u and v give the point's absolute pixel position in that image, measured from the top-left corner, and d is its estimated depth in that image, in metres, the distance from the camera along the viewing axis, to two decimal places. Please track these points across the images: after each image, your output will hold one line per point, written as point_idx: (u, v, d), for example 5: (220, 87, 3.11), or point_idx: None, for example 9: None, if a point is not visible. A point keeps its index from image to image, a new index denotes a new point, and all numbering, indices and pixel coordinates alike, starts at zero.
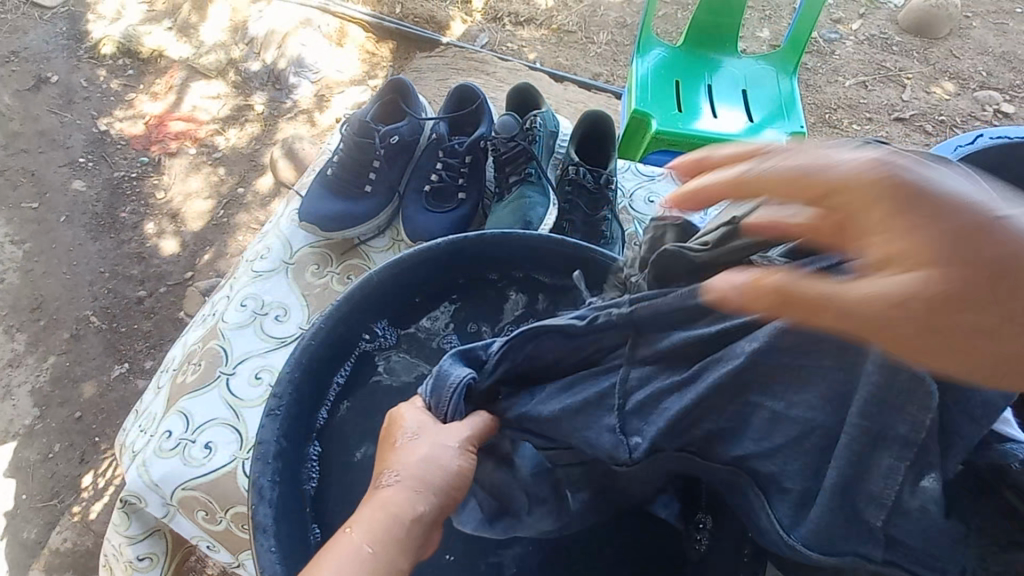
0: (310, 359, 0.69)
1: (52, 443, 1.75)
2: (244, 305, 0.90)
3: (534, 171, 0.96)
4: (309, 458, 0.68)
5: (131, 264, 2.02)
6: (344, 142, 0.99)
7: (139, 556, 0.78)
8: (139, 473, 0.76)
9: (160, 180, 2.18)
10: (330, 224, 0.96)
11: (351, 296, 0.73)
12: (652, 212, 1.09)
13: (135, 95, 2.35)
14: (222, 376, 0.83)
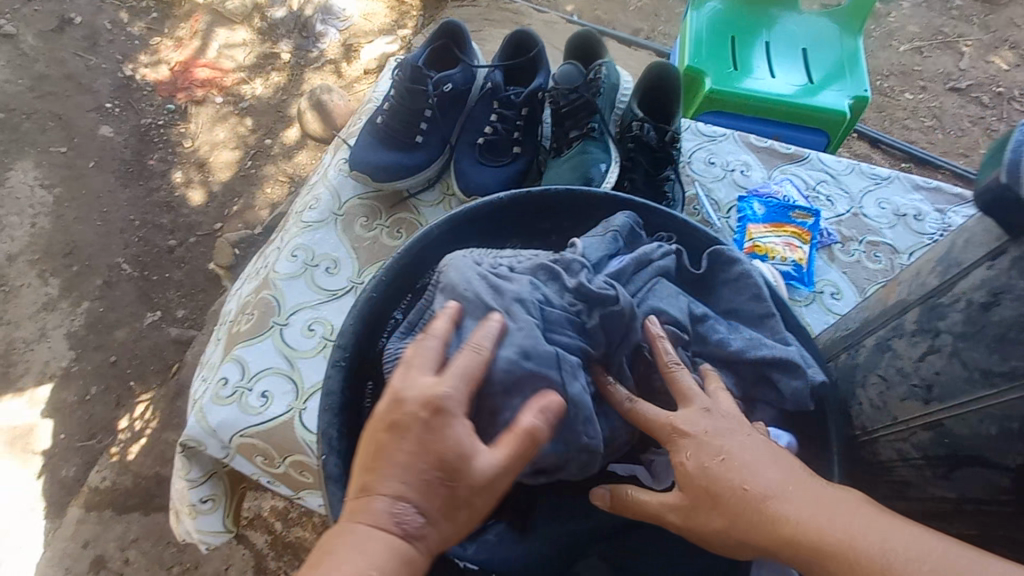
0: (371, 311, 0.67)
1: (89, 386, 1.78)
2: (295, 256, 0.88)
3: (597, 125, 0.90)
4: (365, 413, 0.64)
5: (161, 213, 2.02)
6: (397, 89, 0.94)
7: (199, 499, 0.81)
8: (197, 418, 0.76)
9: (187, 129, 2.15)
10: (382, 175, 0.92)
11: (411, 248, 0.71)
12: (713, 174, 1.02)
13: (159, 40, 2.30)
14: (275, 326, 0.82)
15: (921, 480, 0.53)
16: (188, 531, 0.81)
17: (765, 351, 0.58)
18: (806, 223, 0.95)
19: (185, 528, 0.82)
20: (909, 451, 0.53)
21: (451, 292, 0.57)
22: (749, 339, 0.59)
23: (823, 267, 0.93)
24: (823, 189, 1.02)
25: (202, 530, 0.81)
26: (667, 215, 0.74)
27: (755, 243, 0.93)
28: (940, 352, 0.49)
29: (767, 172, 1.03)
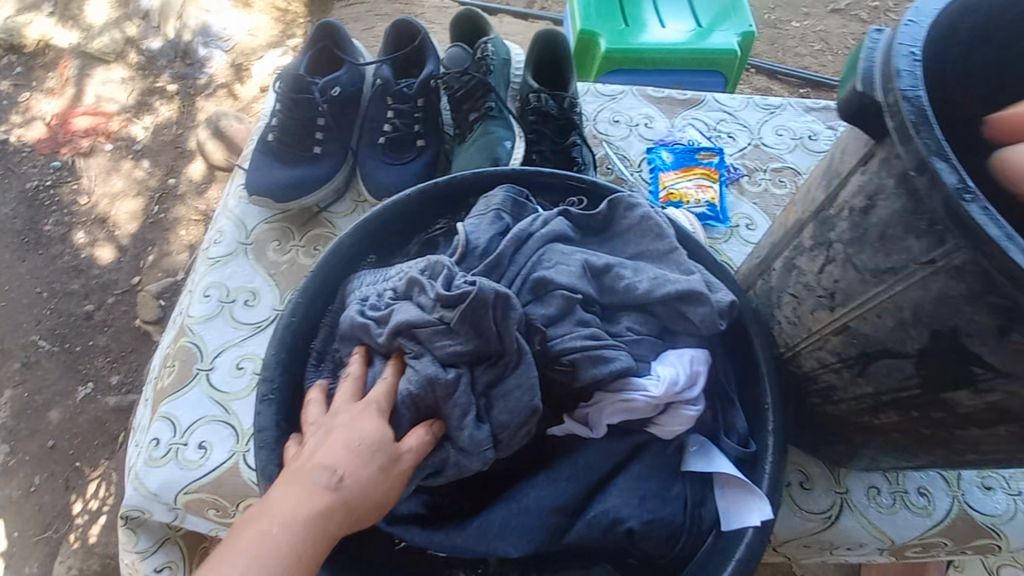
0: (294, 336, 0.65)
1: (31, 476, 1.64)
2: (208, 295, 0.83)
3: (495, 103, 0.88)
4: None
5: (70, 279, 1.87)
6: (282, 102, 0.89)
7: (154, 569, 0.76)
8: (134, 487, 0.72)
9: (80, 184, 1.99)
10: (284, 194, 0.87)
11: (326, 265, 0.69)
12: (619, 132, 1.03)
13: (27, 95, 2.11)
14: (200, 373, 0.78)
15: (844, 379, 0.56)
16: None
17: (673, 284, 0.62)
18: (713, 163, 0.99)
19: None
20: (827, 357, 0.57)
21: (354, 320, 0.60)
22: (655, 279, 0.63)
23: (735, 202, 0.96)
24: (723, 127, 1.05)
25: None
26: (572, 178, 0.75)
27: (669, 191, 0.95)
28: (836, 262, 0.51)
29: (670, 120, 1.05)
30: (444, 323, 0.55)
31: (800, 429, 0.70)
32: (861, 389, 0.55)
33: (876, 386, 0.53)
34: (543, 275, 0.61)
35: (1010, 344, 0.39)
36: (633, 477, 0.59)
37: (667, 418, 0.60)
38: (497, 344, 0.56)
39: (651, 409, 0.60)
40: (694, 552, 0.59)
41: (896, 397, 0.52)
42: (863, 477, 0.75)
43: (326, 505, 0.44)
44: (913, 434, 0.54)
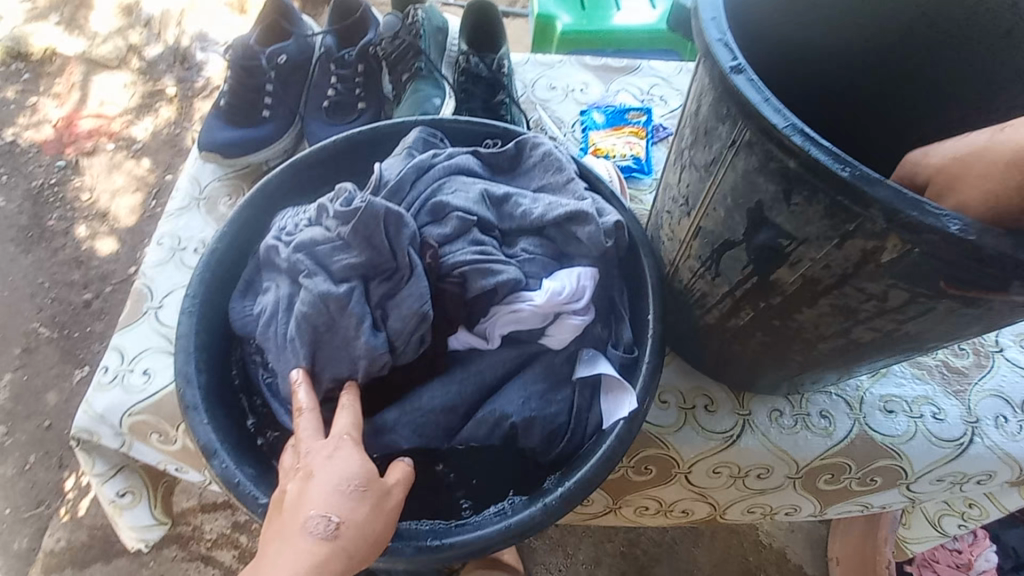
0: (220, 262, 0.71)
1: (27, 455, 1.73)
2: (161, 243, 0.90)
3: (425, 65, 0.96)
4: (230, 359, 0.68)
5: (71, 269, 1.97)
6: (232, 69, 0.97)
7: (117, 492, 0.84)
8: (82, 411, 0.78)
9: (82, 182, 2.10)
10: (233, 151, 0.95)
11: (255, 201, 0.75)
12: (555, 97, 1.09)
13: (36, 99, 2.24)
14: (150, 311, 0.84)
15: (710, 288, 0.61)
16: (125, 532, 0.84)
17: (561, 207, 0.68)
18: (640, 122, 1.04)
19: (124, 533, 0.84)
20: (694, 263, 0.61)
21: (274, 246, 0.68)
22: (546, 205, 0.69)
23: (660, 157, 1.01)
24: (656, 91, 1.10)
25: (134, 526, 0.84)
26: (490, 127, 0.81)
27: (596, 147, 1.01)
28: (686, 167, 0.57)
29: (604, 86, 1.11)
30: (341, 238, 0.62)
31: (696, 353, 0.74)
32: (722, 293, 0.59)
33: (730, 284, 0.57)
34: (441, 199, 0.67)
35: (794, 208, 0.44)
36: (522, 381, 0.64)
37: (555, 328, 0.65)
38: (387, 255, 0.61)
39: (538, 318, 0.64)
40: (579, 449, 0.63)
41: (744, 289, 0.56)
42: (767, 400, 0.78)
43: (329, 545, 0.48)
44: (771, 331, 0.58)
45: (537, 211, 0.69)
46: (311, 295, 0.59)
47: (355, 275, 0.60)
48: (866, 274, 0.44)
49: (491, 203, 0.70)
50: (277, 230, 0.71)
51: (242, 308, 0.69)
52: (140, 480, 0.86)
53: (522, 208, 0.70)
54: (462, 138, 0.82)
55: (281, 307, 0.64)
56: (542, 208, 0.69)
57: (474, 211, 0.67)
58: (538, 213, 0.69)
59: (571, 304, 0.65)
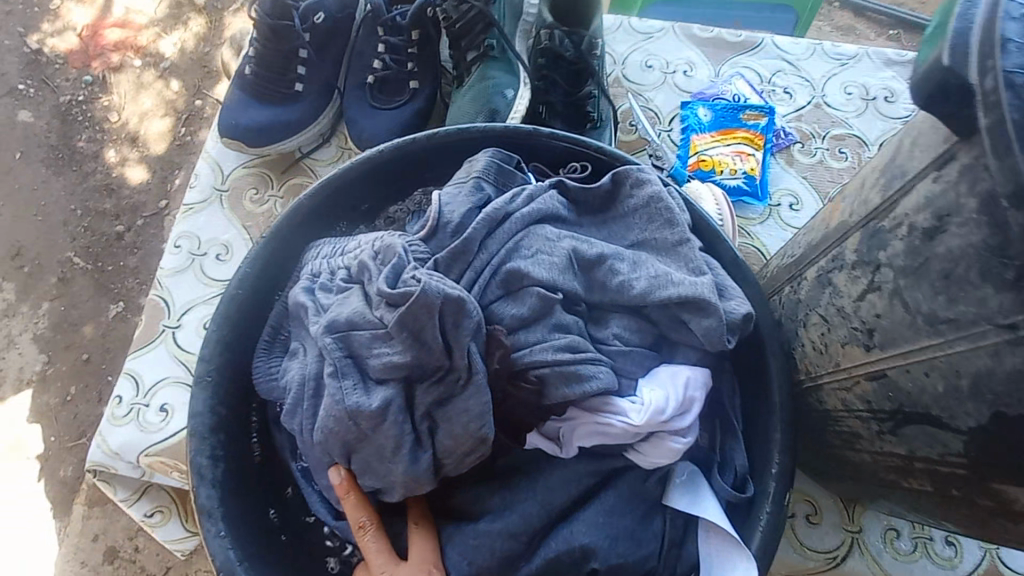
0: (241, 311, 0.58)
1: (67, 387, 1.73)
2: (178, 247, 0.77)
3: (496, 41, 0.75)
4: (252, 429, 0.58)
5: (102, 198, 1.88)
6: (258, 29, 0.78)
7: (145, 513, 0.77)
8: (96, 443, 0.69)
9: (110, 101, 1.96)
10: (258, 138, 0.78)
11: (282, 230, 0.61)
12: (651, 80, 0.87)
13: (59, 2, 2.05)
14: (167, 331, 0.74)
15: (869, 435, 0.46)
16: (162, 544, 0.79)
17: (672, 288, 0.51)
18: (759, 125, 0.82)
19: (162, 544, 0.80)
20: (854, 401, 0.46)
21: (303, 302, 0.55)
22: (651, 280, 0.52)
23: (778, 175, 0.81)
24: (780, 81, 0.87)
25: (167, 541, 0.78)
26: (580, 144, 0.63)
27: (700, 156, 0.80)
28: (880, 291, 0.40)
29: (714, 69, 0.88)
30: (384, 324, 0.49)
31: (810, 462, 0.60)
32: (887, 450, 0.45)
33: (910, 450, 0.42)
34: (514, 266, 0.52)
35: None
36: (603, 508, 0.52)
37: (649, 446, 0.52)
38: (435, 353, 0.48)
39: (631, 435, 0.51)
40: None
41: (932, 466, 0.41)
42: (881, 516, 0.66)
43: None
44: (950, 508, 0.44)
45: (638, 284, 0.53)
46: (335, 399, 0.48)
47: (392, 377, 0.48)
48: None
49: (578, 266, 0.54)
50: (308, 276, 0.57)
51: (265, 370, 0.57)
52: (167, 500, 0.78)
53: (618, 277, 0.53)
54: (542, 153, 0.64)
55: (306, 393, 0.52)
56: (645, 282, 0.53)
57: (556, 285, 0.51)
58: (639, 290, 0.52)
59: (673, 421, 0.51)
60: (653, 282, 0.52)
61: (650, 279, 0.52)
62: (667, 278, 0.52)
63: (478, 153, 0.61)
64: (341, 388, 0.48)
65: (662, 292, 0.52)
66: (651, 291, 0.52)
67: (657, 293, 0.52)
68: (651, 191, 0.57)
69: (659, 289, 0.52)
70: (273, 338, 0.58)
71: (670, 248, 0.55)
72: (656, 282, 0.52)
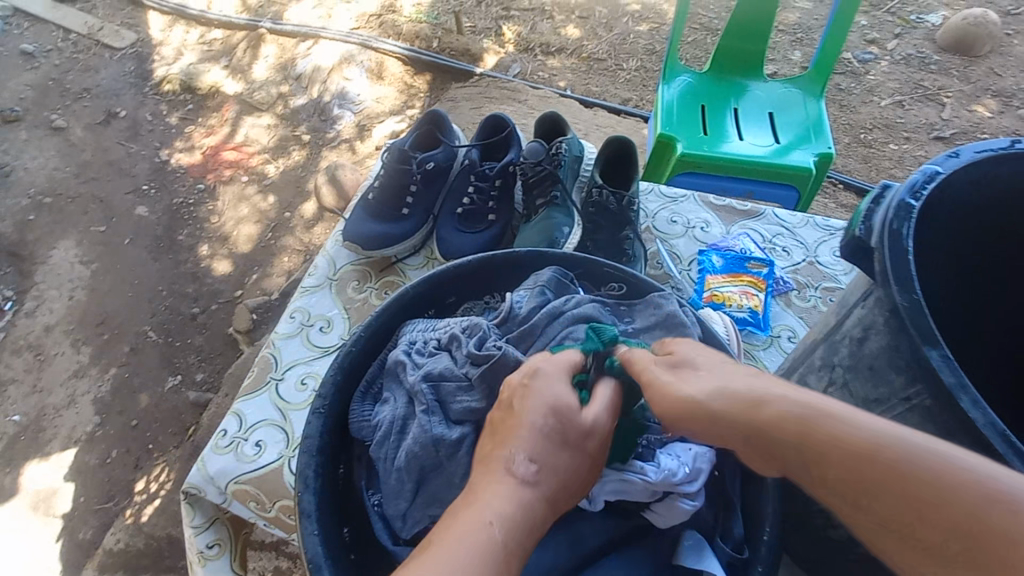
0: (351, 364, 0.76)
1: (110, 449, 1.86)
2: (292, 317, 0.98)
3: (560, 195, 1.01)
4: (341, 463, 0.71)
5: (187, 282, 2.18)
6: (385, 169, 1.07)
7: (206, 544, 0.86)
8: (197, 467, 0.83)
9: (215, 206, 2.35)
10: (371, 244, 1.03)
11: (389, 308, 0.81)
12: (675, 231, 1.11)
13: (193, 128, 2.56)
14: (272, 381, 0.90)
15: None
16: None
17: None
18: (761, 273, 1.03)
19: None
20: None
21: (403, 361, 0.72)
22: None
23: (779, 313, 0.99)
24: (779, 241, 1.10)
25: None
26: (615, 270, 0.84)
27: (713, 291, 1.00)
28: (837, 382, 0.55)
29: (726, 227, 1.12)
30: (468, 380, 0.67)
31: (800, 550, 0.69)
32: None
33: None
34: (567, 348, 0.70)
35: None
36: (624, 556, 0.62)
37: (664, 506, 0.64)
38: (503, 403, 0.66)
39: (648, 493, 0.64)
40: None
41: None
42: None
43: None
44: None
45: None
46: (424, 431, 0.64)
47: (470, 421, 0.65)
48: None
49: None
50: (407, 342, 0.75)
51: (359, 412, 0.73)
52: (226, 533, 0.88)
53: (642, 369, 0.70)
54: (586, 275, 0.86)
55: (394, 430, 0.68)
56: None
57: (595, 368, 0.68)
58: None
59: (682, 485, 0.64)
60: None
61: None
62: None
63: (542, 268, 0.83)
64: (428, 424, 0.65)
65: None
66: None
67: None
68: (665, 311, 0.77)
69: None
70: (368, 390, 0.75)
71: None
72: None
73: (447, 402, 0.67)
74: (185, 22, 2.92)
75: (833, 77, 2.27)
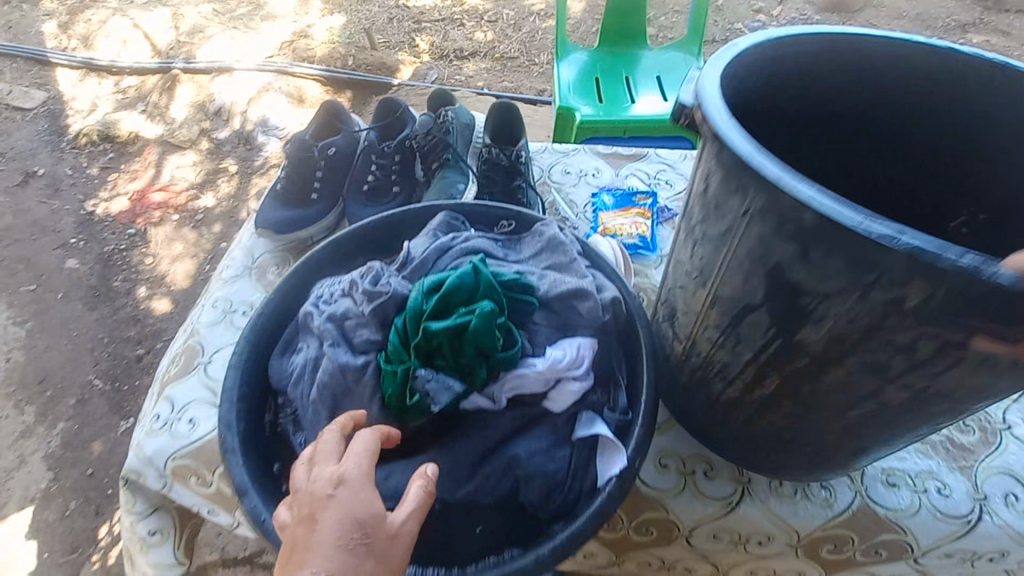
0: (266, 324, 0.81)
1: (68, 501, 1.80)
2: (215, 306, 1.02)
3: (452, 156, 1.11)
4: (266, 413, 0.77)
5: (128, 326, 2.15)
6: (289, 159, 1.13)
7: (149, 530, 0.91)
8: (133, 453, 0.86)
9: (148, 248, 2.33)
10: (283, 229, 1.08)
11: (299, 271, 0.86)
12: (569, 182, 1.21)
13: (116, 176, 2.54)
14: (200, 366, 0.95)
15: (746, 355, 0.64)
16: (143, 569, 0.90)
17: (560, 284, 0.77)
18: (647, 204, 1.14)
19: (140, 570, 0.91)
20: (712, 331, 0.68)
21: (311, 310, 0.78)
22: (548, 281, 0.78)
23: (667, 236, 1.11)
24: (663, 176, 1.21)
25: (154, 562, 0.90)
26: (503, 211, 0.93)
27: (606, 225, 1.10)
28: None
29: (615, 171, 1.23)
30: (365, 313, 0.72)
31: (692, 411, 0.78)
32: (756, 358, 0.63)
33: None
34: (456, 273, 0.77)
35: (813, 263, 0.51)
36: (529, 438, 0.70)
37: (556, 392, 0.71)
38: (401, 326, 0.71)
39: (542, 382, 0.71)
40: (573, 506, 0.68)
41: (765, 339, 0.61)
42: None
43: None
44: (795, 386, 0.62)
45: (540, 284, 0.78)
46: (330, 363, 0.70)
47: (372, 348, 0.70)
48: (882, 328, 0.51)
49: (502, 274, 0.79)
50: (315, 295, 0.81)
51: (277, 365, 0.78)
52: (170, 522, 0.93)
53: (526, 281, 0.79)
54: (479, 219, 0.93)
55: (307, 370, 0.73)
56: (542, 283, 0.78)
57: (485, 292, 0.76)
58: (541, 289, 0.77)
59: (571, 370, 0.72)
60: (550, 282, 0.78)
61: (547, 281, 0.78)
62: (555, 279, 0.78)
63: (436, 215, 0.90)
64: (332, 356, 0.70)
65: (555, 286, 0.77)
66: (548, 288, 0.77)
67: (552, 288, 0.77)
68: (549, 235, 0.86)
69: (553, 286, 0.77)
70: (285, 345, 0.80)
71: (562, 265, 0.82)
72: (551, 282, 0.78)
73: (349, 335, 0.72)
74: (96, 73, 2.90)
75: (723, 44, 2.46)
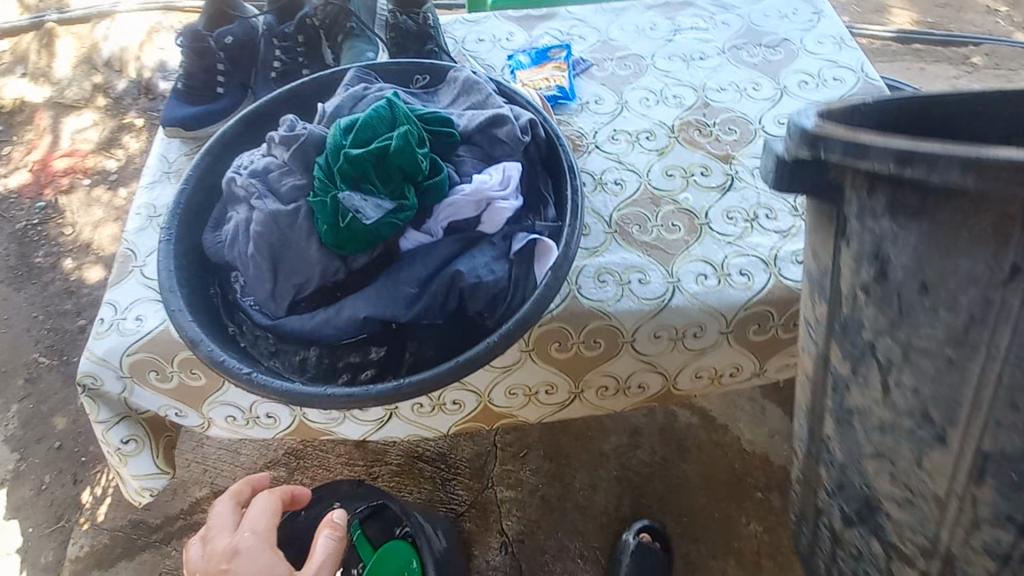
0: (190, 200, 0.80)
1: (42, 475, 1.73)
2: (139, 212, 0.99)
3: (356, 25, 1.08)
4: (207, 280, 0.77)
5: (63, 299, 2.03)
6: (184, 54, 1.07)
7: (121, 437, 0.89)
8: (85, 357, 0.85)
9: (66, 218, 2.17)
10: (193, 125, 1.04)
11: (214, 148, 0.84)
12: (483, 48, 1.19)
13: (10, 149, 2.31)
14: (135, 269, 0.93)
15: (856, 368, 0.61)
16: (127, 476, 0.92)
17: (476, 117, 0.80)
18: (562, 58, 1.14)
19: (126, 479, 0.92)
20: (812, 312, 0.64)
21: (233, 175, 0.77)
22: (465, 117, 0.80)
23: (585, 86, 1.12)
24: (576, 31, 1.21)
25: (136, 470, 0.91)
26: (413, 65, 0.92)
27: (523, 82, 1.11)
28: None
29: (528, 33, 1.21)
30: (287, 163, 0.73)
31: None
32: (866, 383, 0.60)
33: None
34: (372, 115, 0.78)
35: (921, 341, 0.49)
36: (470, 256, 0.73)
37: (488, 213, 0.75)
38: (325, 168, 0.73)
39: (472, 205, 0.74)
40: (517, 307, 0.73)
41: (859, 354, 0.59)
42: (694, 267, 0.89)
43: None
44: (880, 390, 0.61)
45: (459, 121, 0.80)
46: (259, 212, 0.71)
47: (299, 194, 0.72)
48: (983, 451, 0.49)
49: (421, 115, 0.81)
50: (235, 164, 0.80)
51: (209, 235, 0.78)
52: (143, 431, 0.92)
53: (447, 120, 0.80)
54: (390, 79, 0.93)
55: (240, 228, 0.74)
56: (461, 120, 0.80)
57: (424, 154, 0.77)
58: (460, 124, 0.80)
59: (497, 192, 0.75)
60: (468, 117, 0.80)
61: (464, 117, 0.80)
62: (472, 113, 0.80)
63: (346, 74, 0.89)
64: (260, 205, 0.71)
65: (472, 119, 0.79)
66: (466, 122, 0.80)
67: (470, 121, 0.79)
68: (460, 79, 0.87)
69: (470, 120, 0.80)
70: (215, 218, 0.80)
71: (478, 103, 0.84)
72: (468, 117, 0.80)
73: (275, 185, 0.73)
74: None
75: None
